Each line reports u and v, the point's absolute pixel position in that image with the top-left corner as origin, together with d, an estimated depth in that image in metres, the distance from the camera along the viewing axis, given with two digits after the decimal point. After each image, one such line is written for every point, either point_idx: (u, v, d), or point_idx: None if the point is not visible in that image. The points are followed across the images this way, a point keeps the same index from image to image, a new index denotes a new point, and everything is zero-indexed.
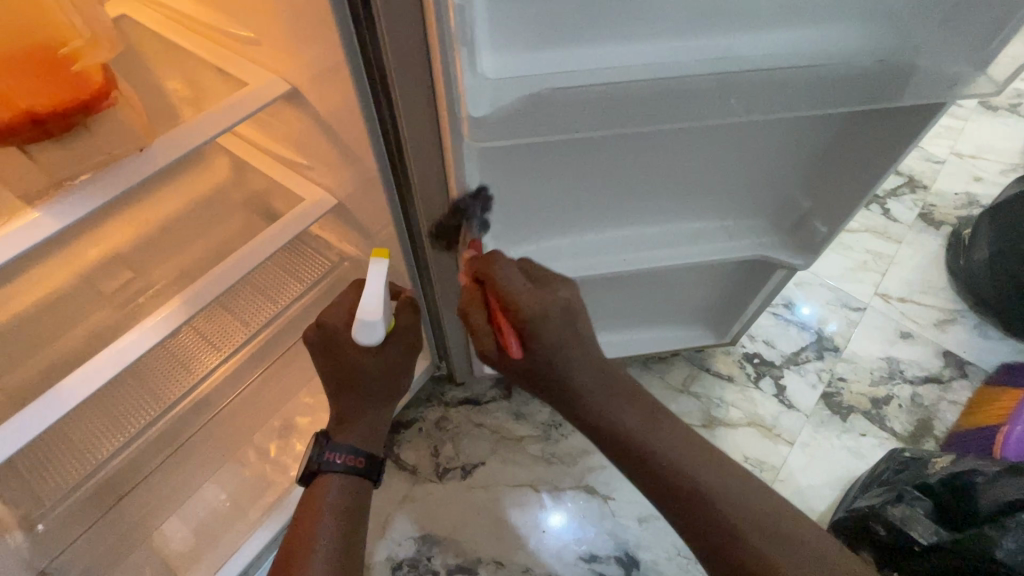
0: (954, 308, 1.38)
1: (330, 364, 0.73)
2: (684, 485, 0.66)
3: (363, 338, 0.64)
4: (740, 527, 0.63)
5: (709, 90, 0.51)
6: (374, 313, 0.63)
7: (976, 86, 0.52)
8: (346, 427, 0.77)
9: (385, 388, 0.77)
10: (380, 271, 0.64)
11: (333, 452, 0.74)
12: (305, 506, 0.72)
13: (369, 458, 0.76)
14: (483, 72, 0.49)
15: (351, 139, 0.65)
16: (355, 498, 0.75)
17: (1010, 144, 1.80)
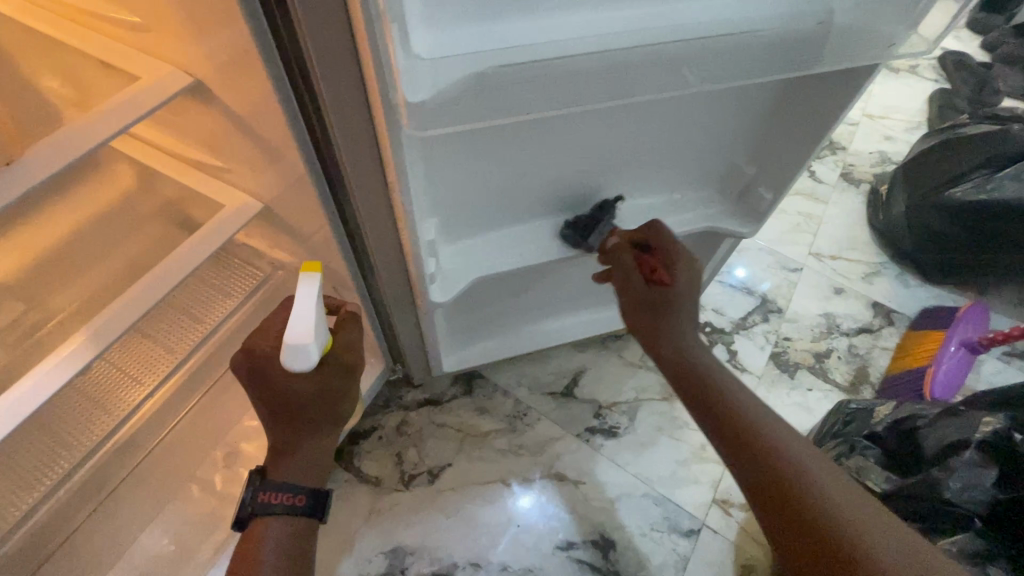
0: (877, 261, 1.46)
1: (260, 392, 0.65)
2: (763, 453, 0.54)
3: (292, 364, 0.58)
4: (848, 519, 0.47)
5: (660, 62, 0.48)
6: (303, 335, 0.58)
7: (911, 45, 0.52)
8: (282, 460, 0.66)
9: (325, 411, 0.69)
10: (312, 291, 0.60)
11: (270, 492, 0.64)
12: (236, 559, 0.61)
13: (311, 493, 0.66)
14: (417, 52, 0.43)
15: (271, 138, 0.58)
16: (299, 541, 0.64)
17: (912, 102, 1.92)
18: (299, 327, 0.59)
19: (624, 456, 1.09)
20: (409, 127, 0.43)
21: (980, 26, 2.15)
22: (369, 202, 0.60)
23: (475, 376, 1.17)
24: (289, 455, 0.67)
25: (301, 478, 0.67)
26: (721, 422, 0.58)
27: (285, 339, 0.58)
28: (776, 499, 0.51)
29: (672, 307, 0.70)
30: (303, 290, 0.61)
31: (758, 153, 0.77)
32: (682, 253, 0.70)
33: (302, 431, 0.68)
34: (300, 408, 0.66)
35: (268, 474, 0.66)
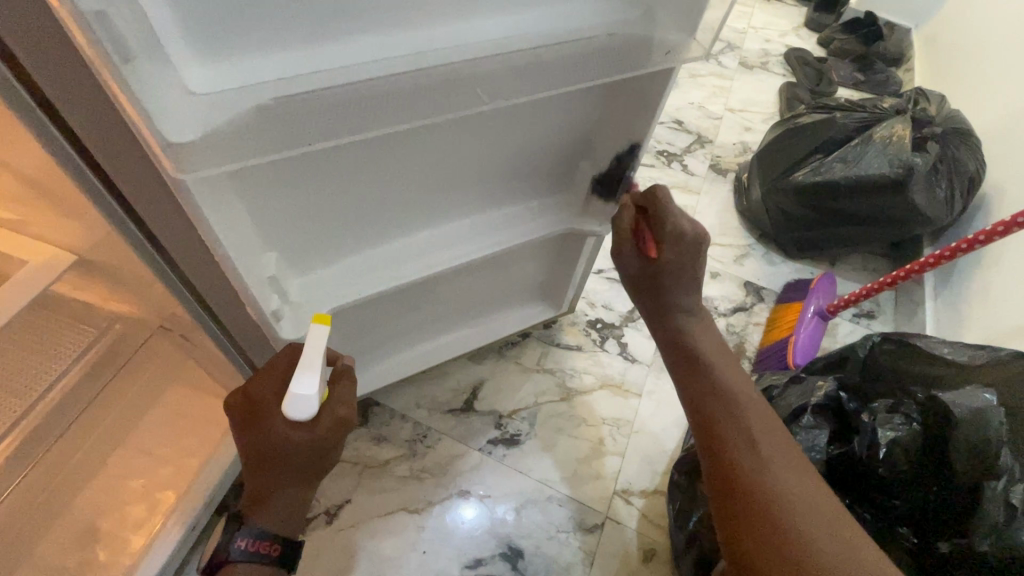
0: (746, 243, 1.59)
1: (248, 439, 0.63)
2: (733, 440, 0.60)
3: (293, 413, 0.57)
4: (778, 482, 0.55)
5: (459, 80, 0.49)
6: (307, 386, 0.57)
7: (691, 50, 0.59)
8: (261, 507, 0.67)
9: (308, 466, 0.65)
10: (321, 340, 0.59)
11: (241, 538, 0.65)
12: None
13: (286, 543, 0.68)
14: (188, 87, 0.41)
15: (57, 188, 0.53)
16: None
17: (766, 95, 2.11)
18: (304, 376, 0.57)
19: (526, 462, 1.10)
20: (176, 172, 0.41)
21: (815, 25, 2.42)
22: (183, 247, 0.56)
23: (371, 404, 1.13)
24: (266, 504, 0.66)
25: (279, 526, 0.68)
26: (701, 394, 0.65)
27: (291, 387, 0.57)
28: (719, 468, 0.59)
29: (660, 285, 0.71)
30: (314, 338, 0.59)
31: (598, 157, 0.81)
32: (674, 232, 0.68)
33: (282, 483, 0.65)
34: (282, 462, 0.63)
35: (247, 517, 0.67)
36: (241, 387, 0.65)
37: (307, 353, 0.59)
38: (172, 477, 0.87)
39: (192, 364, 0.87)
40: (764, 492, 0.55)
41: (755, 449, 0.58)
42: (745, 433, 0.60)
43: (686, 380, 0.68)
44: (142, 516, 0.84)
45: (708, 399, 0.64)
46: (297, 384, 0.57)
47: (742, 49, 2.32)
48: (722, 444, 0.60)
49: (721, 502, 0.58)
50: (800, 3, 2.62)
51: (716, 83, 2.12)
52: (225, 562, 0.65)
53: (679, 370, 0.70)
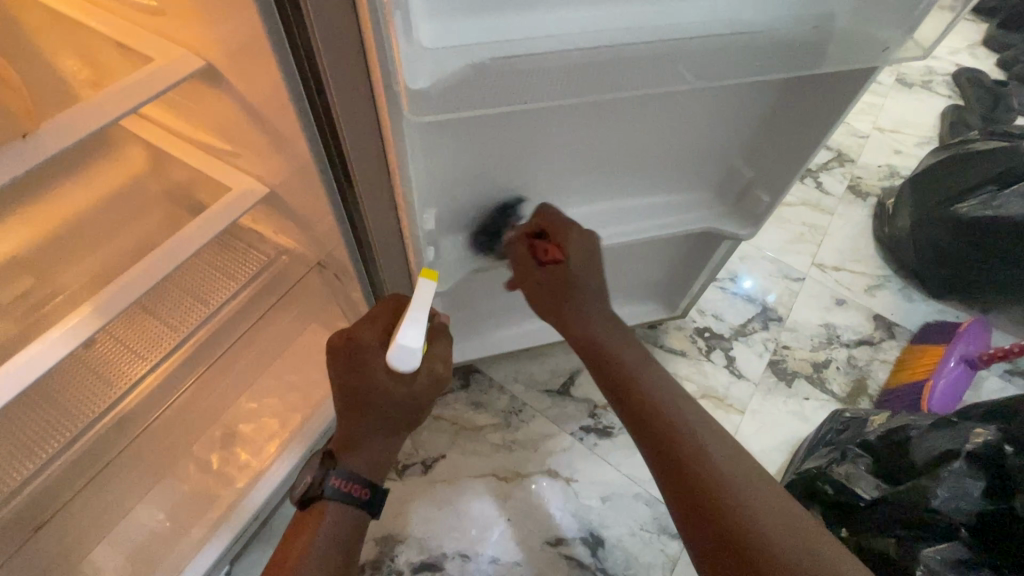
0: (881, 274, 1.46)
1: (353, 380, 0.66)
2: (672, 432, 0.62)
3: (398, 363, 0.58)
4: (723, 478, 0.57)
5: (659, 59, 0.50)
6: (412, 339, 0.58)
7: (905, 50, 0.54)
8: (354, 449, 0.68)
9: (403, 418, 0.69)
10: (428, 297, 0.60)
11: (338, 479, 0.66)
12: (299, 525, 0.66)
13: (374, 491, 0.68)
14: (421, 42, 0.45)
15: (280, 124, 0.60)
16: (353, 534, 0.67)
17: (925, 117, 1.91)
18: (409, 329, 0.58)
19: (616, 455, 1.09)
20: (408, 113, 0.44)
21: (996, 44, 2.15)
22: (372, 190, 0.63)
23: (473, 371, 1.18)
24: (362, 444, 0.68)
25: (366, 470, 0.68)
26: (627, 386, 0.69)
27: (397, 337, 0.57)
28: (667, 471, 0.60)
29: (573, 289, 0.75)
30: (422, 292, 0.60)
31: (757, 157, 0.78)
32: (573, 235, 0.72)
33: (378, 425, 0.68)
34: (383, 402, 0.66)
35: (340, 459, 0.68)
36: (346, 330, 0.68)
37: (414, 306, 0.60)
38: (301, 401, 0.97)
39: (335, 304, 0.96)
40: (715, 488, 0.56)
41: (702, 453, 0.59)
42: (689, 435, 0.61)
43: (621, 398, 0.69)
44: (275, 429, 0.94)
45: (629, 383, 0.69)
46: (403, 336, 0.58)
47: (902, 65, 2.10)
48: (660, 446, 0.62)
49: (677, 505, 0.58)
50: (980, 18, 2.32)
51: (866, 99, 1.95)
52: (319, 497, 0.66)
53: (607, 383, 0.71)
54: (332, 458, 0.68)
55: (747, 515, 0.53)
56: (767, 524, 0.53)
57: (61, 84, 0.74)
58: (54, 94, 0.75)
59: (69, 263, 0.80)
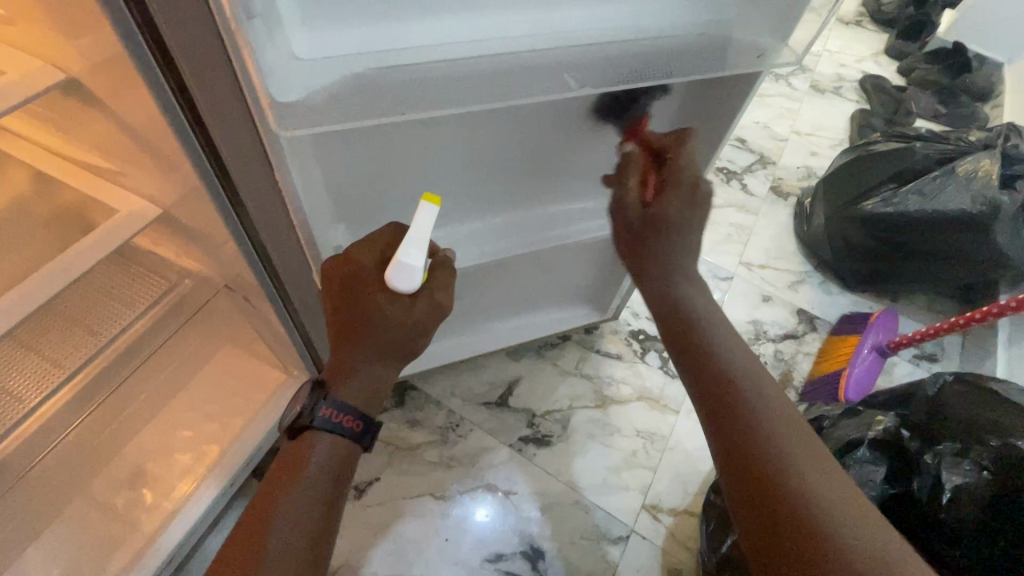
0: (802, 269, 1.53)
1: (345, 306, 0.61)
2: (740, 405, 0.55)
3: (395, 283, 0.58)
4: (796, 488, 0.48)
5: (547, 67, 0.50)
6: (414, 258, 0.57)
7: (782, 56, 0.56)
8: (347, 379, 0.62)
9: (399, 348, 0.62)
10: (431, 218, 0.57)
11: (330, 409, 0.61)
12: (280, 465, 0.60)
13: (366, 424, 0.63)
14: (294, 51, 0.43)
15: (157, 141, 0.56)
16: (344, 466, 0.61)
17: (837, 121, 2.03)
18: (410, 247, 0.57)
19: (554, 464, 1.09)
20: (276, 129, 0.41)
21: (896, 53, 2.32)
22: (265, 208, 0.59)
23: (407, 388, 1.15)
24: (351, 373, 0.62)
25: (360, 400, 0.62)
26: (689, 349, 0.60)
27: (398, 256, 0.57)
28: (748, 487, 0.51)
29: (662, 230, 0.65)
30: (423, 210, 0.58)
31: None
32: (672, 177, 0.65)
33: (366, 351, 0.61)
34: (368, 323, 0.60)
35: (329, 390, 0.62)
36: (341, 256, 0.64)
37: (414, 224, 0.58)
38: (218, 433, 0.91)
39: (250, 327, 0.91)
40: (787, 500, 0.48)
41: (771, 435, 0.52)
42: (761, 413, 0.54)
43: (686, 361, 0.60)
44: (187, 465, 0.88)
45: (692, 345, 0.60)
46: (404, 255, 0.57)
47: (815, 72, 2.24)
48: (722, 427, 0.55)
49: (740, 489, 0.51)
50: (882, 28, 2.51)
51: (784, 104, 2.06)
52: (308, 426, 0.61)
53: (675, 340, 0.62)
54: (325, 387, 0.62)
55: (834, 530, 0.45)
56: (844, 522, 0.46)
57: None
58: None
59: None
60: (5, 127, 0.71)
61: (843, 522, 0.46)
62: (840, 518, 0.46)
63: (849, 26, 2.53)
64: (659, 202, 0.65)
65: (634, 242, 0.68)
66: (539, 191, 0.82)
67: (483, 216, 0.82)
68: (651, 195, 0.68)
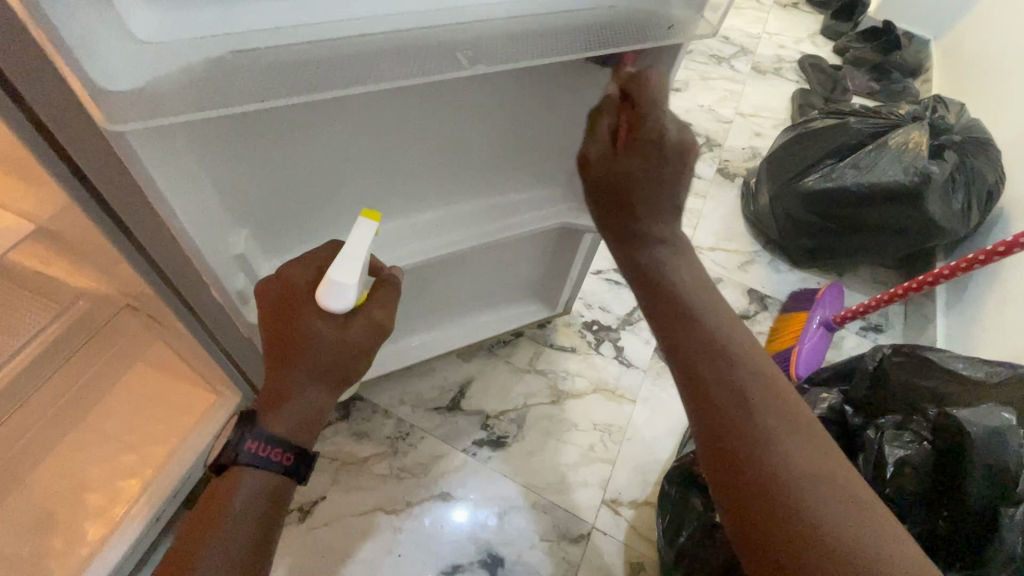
0: (752, 249, 1.54)
1: (276, 329, 0.57)
2: (725, 379, 0.51)
3: (329, 304, 0.53)
4: (799, 479, 0.46)
5: (437, 47, 0.46)
6: (347, 276, 0.53)
7: (699, 28, 0.54)
8: (276, 407, 0.57)
9: (332, 373, 0.58)
10: (370, 237, 0.56)
11: (254, 442, 0.56)
12: (207, 499, 0.55)
13: (300, 455, 0.57)
14: (136, 34, 0.37)
15: (6, 148, 0.48)
16: (271, 508, 0.56)
17: (778, 101, 2.06)
18: (343, 264, 0.53)
19: (511, 466, 1.05)
20: (102, 123, 0.37)
21: (832, 32, 2.37)
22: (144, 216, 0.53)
23: (353, 399, 1.09)
24: (285, 402, 0.56)
25: (291, 432, 0.57)
26: (668, 317, 0.55)
27: (330, 274, 0.53)
28: (724, 466, 0.49)
29: (628, 199, 0.58)
30: (361, 229, 0.55)
31: None
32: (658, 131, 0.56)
33: (303, 377, 0.57)
34: (309, 346, 0.56)
35: (260, 419, 0.57)
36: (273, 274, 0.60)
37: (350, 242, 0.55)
38: (137, 465, 0.83)
39: (165, 348, 0.84)
40: (787, 486, 0.45)
41: (751, 418, 0.49)
42: (744, 390, 0.50)
43: (663, 330, 0.55)
44: (102, 505, 0.80)
45: (672, 314, 0.55)
46: (336, 272, 0.53)
47: (756, 54, 2.27)
48: (699, 403, 0.51)
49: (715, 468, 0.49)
50: (817, 10, 2.56)
51: (727, 87, 2.07)
52: (231, 464, 0.56)
53: (651, 307, 0.56)
54: (254, 419, 0.57)
55: (815, 525, 0.43)
56: (824, 514, 0.44)
57: None
58: None
59: None
60: None
61: (840, 513, 0.44)
62: (812, 506, 0.44)
63: (786, 9, 2.57)
64: (625, 156, 0.57)
65: (605, 198, 0.60)
66: (467, 184, 0.77)
67: (410, 214, 0.77)
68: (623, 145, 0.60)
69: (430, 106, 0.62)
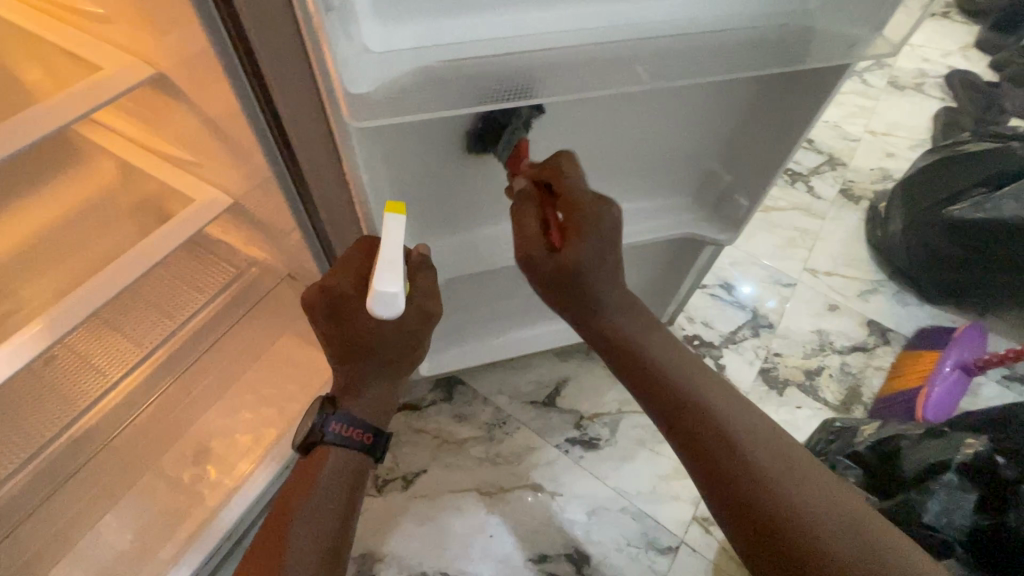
0: (874, 278, 1.43)
1: (334, 331, 0.59)
2: (699, 419, 0.60)
3: (380, 314, 0.48)
4: (772, 478, 0.54)
5: (614, 59, 0.49)
6: (392, 281, 0.48)
7: (875, 48, 0.53)
8: (354, 393, 0.64)
9: (400, 360, 0.62)
10: (399, 236, 0.50)
11: (340, 423, 0.63)
12: (296, 481, 0.63)
13: (376, 433, 0.65)
14: (366, 43, 0.44)
15: (234, 134, 0.58)
16: (353, 480, 0.64)
17: (917, 120, 1.89)
18: (385, 270, 0.48)
19: (602, 468, 1.06)
20: (350, 120, 0.43)
21: (989, 46, 2.13)
22: (331, 200, 0.61)
23: (455, 382, 1.16)
24: (361, 388, 0.64)
25: (372, 413, 0.65)
26: (642, 378, 0.65)
27: (373, 283, 0.48)
28: (720, 493, 0.56)
29: (579, 278, 0.62)
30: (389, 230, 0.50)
31: (735, 160, 0.79)
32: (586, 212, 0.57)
33: (369, 370, 0.63)
34: (366, 347, 0.59)
35: (340, 404, 0.64)
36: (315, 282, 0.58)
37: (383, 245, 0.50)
38: (276, 416, 0.94)
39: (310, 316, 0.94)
40: (766, 503, 0.53)
41: (729, 445, 0.57)
42: (719, 422, 0.59)
43: (645, 388, 0.65)
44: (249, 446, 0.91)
45: (644, 373, 0.65)
46: (379, 279, 0.48)
47: (894, 67, 2.09)
48: (686, 442, 0.60)
49: (715, 498, 0.57)
50: (972, 21, 2.31)
51: (857, 102, 1.93)
52: (320, 443, 0.63)
53: (628, 373, 0.66)
54: (334, 403, 0.65)
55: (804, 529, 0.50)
56: (808, 520, 0.51)
57: (22, 94, 0.73)
58: (14, 104, 0.75)
59: (31, 277, 0.78)
60: (98, 120, 0.75)
61: (808, 499, 0.52)
62: (797, 512, 0.52)
63: (933, 18, 2.35)
64: (569, 248, 0.59)
65: (562, 287, 0.63)
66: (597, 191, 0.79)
67: None
68: (558, 239, 0.62)
69: (582, 113, 0.65)
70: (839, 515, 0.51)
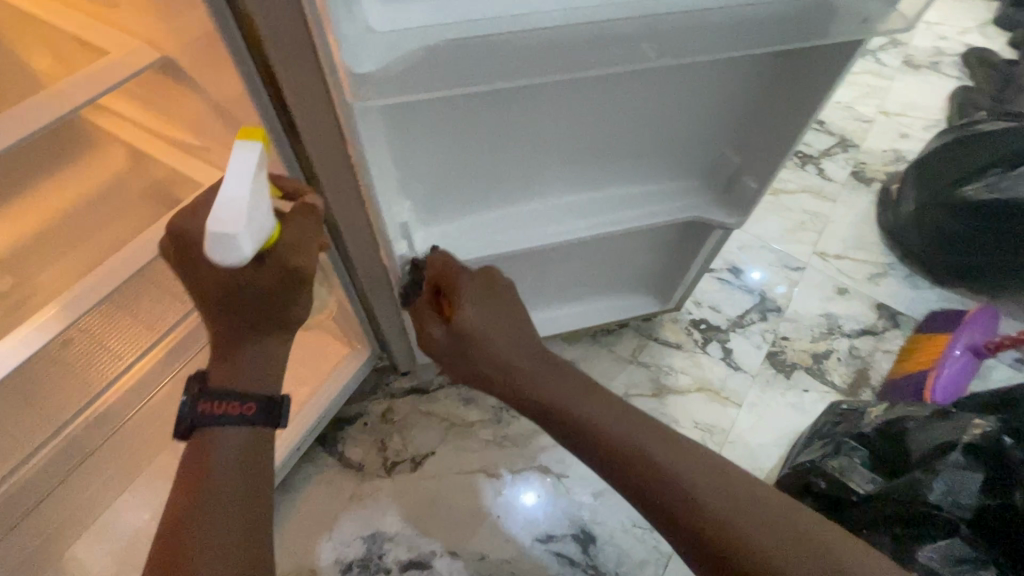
0: (884, 261, 1.41)
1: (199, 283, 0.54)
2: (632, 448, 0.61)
3: (219, 257, 0.45)
4: (726, 513, 0.54)
5: (623, 35, 0.49)
6: (230, 220, 0.44)
7: (890, 22, 0.52)
8: (226, 363, 0.56)
9: (276, 316, 0.57)
10: (248, 170, 0.46)
11: (211, 402, 0.55)
12: (182, 477, 0.53)
13: (263, 402, 0.57)
14: (370, 24, 0.44)
15: (240, 118, 0.58)
16: (251, 455, 0.56)
17: (931, 99, 1.85)
18: (224, 207, 0.44)
19: None
20: (353, 100, 0.44)
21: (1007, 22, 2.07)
22: (337, 184, 0.61)
23: None
24: (233, 354, 0.56)
25: (245, 384, 0.56)
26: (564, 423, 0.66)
27: (209, 221, 0.44)
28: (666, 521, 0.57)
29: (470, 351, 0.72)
30: (238, 162, 0.46)
31: (744, 143, 0.78)
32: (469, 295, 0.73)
33: (243, 331, 0.56)
34: (225, 297, 0.54)
35: (210, 379, 0.56)
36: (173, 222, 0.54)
37: (227, 177, 0.46)
38: None
39: None
40: (712, 526, 0.54)
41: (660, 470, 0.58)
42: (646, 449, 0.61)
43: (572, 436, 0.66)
44: None
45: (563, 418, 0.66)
46: (217, 217, 0.45)
47: (909, 46, 2.04)
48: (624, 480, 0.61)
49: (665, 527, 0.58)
50: None
51: (871, 82, 1.89)
52: (195, 428, 0.54)
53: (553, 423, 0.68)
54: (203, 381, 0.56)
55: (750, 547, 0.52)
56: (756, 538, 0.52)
57: (31, 80, 0.73)
58: (23, 90, 0.75)
59: (44, 263, 0.79)
60: (104, 105, 0.76)
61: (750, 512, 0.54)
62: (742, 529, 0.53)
63: None
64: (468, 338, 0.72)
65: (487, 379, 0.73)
66: (604, 175, 0.79)
67: (548, 197, 0.80)
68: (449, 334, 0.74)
69: (588, 95, 0.65)
70: (779, 533, 0.52)
